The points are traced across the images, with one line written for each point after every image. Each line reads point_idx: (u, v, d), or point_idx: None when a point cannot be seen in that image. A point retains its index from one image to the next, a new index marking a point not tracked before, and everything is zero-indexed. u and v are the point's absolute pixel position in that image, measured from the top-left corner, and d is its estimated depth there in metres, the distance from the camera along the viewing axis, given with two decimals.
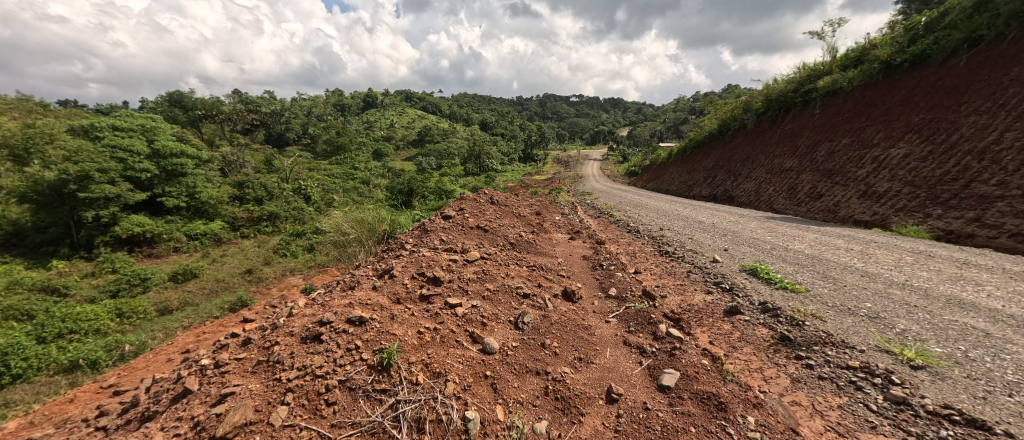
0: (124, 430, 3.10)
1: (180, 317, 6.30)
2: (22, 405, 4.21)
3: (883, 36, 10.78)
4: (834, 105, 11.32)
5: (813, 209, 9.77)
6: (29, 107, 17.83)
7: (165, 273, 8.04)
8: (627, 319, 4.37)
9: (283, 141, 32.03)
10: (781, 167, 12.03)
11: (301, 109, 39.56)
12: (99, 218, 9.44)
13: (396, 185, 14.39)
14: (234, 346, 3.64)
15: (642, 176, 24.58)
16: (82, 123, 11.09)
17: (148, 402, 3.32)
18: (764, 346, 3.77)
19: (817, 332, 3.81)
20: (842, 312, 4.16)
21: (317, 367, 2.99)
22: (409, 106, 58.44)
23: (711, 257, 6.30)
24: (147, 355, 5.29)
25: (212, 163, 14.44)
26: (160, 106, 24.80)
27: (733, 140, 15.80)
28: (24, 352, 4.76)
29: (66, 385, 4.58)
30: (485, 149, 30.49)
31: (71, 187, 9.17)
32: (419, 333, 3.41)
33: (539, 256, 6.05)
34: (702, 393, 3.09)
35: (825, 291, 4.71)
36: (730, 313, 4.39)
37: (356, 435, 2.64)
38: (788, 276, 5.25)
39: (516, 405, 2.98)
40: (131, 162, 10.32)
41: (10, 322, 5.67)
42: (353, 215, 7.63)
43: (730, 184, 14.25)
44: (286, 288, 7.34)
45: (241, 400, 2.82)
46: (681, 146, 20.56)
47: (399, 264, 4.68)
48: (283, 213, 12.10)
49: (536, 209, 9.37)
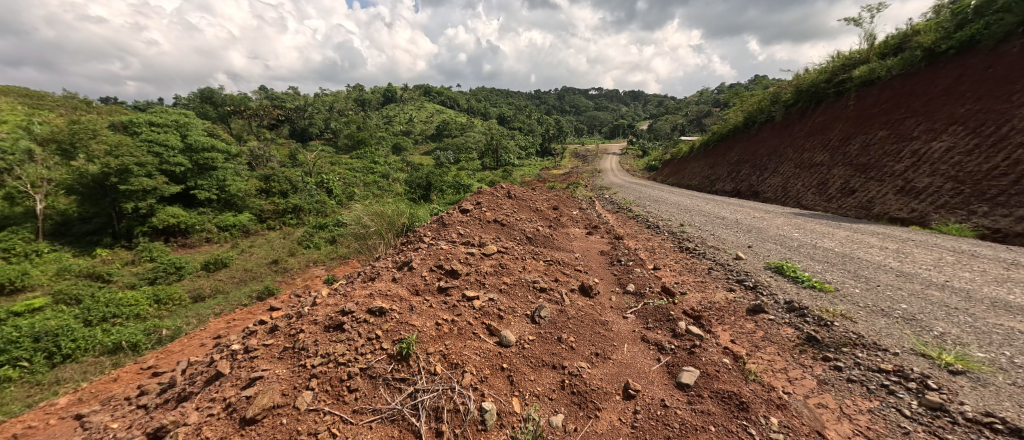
0: (162, 409, 3.27)
1: (212, 304, 6.59)
2: (72, 383, 4.52)
3: (927, 22, 10.15)
4: (870, 96, 10.77)
5: (845, 206, 9.37)
6: (75, 105, 18.99)
7: (198, 263, 8.41)
8: (645, 315, 4.32)
9: (306, 136, 32.98)
10: (811, 161, 11.55)
11: (323, 105, 40.41)
12: (138, 210, 9.92)
13: (414, 178, 14.62)
14: (262, 333, 3.79)
15: (663, 171, 24.08)
16: (122, 119, 11.69)
17: (184, 383, 3.50)
18: (788, 346, 3.66)
19: (847, 333, 3.68)
20: (874, 313, 3.99)
21: (340, 355, 3.08)
22: (428, 101, 58.98)
23: (734, 254, 6.14)
24: (182, 340, 5.54)
25: (240, 157, 15.00)
26: (194, 105, 27.32)
27: (759, 133, 15.26)
28: (73, 334, 5.09)
29: (110, 365, 4.89)
30: (502, 142, 30.49)
31: (112, 180, 9.69)
32: (437, 324, 3.47)
33: (556, 251, 6.03)
34: (723, 392, 3.04)
35: (856, 291, 4.52)
36: (754, 312, 4.28)
37: (377, 422, 2.72)
38: (817, 275, 5.06)
39: (532, 398, 3.01)
40: (166, 156, 10.79)
41: (60, 305, 6.07)
42: (373, 208, 7.74)
43: (756, 178, 13.78)
44: (310, 278, 7.59)
45: (269, 384, 2.93)
46: (704, 139, 20.01)
47: (418, 256, 4.75)
48: (306, 206, 12.46)
49: (553, 204, 9.34)
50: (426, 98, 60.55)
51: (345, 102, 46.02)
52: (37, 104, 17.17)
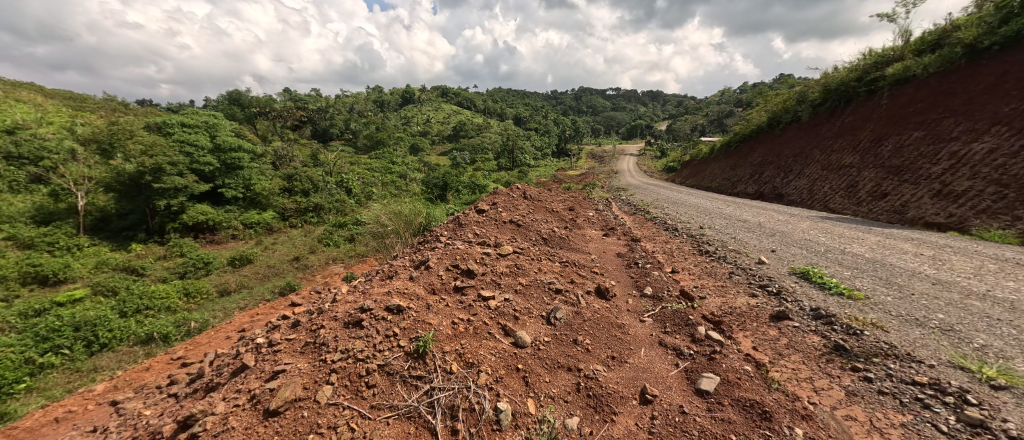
0: (191, 398, 3.40)
1: (237, 298, 6.81)
2: (108, 371, 4.75)
3: (968, 16, 9.66)
4: (904, 94, 10.33)
5: (876, 209, 8.98)
6: (113, 107, 20.01)
7: (224, 258, 8.71)
8: (662, 319, 4.25)
9: (327, 136, 33.80)
10: (839, 163, 11.13)
11: (344, 106, 41.30)
12: (170, 207, 10.33)
13: (430, 178, 14.79)
14: (285, 327, 3.89)
15: (682, 172, 23.64)
16: (156, 120, 12.24)
17: (212, 374, 3.63)
18: (814, 355, 3.53)
19: (877, 343, 3.53)
20: (908, 322, 3.82)
21: (359, 351, 3.14)
22: (446, 102, 59.33)
23: (756, 258, 5.97)
24: (210, 332, 5.75)
25: (265, 157, 15.48)
26: (222, 106, 28.32)
27: (784, 134, 14.79)
28: (109, 324, 5.34)
29: (143, 355, 5.12)
30: (519, 143, 30.50)
31: (147, 178, 10.13)
32: (453, 323, 3.50)
33: (572, 252, 5.99)
34: (745, 400, 2.96)
35: (888, 299, 4.33)
36: (777, 318, 4.16)
37: (394, 418, 2.75)
38: (845, 281, 4.87)
39: (547, 400, 3.00)
40: (196, 156, 11.22)
41: (98, 297, 6.40)
42: (390, 207, 7.84)
43: (780, 181, 13.36)
44: (329, 275, 7.77)
45: (291, 377, 3.00)
46: (725, 140, 19.55)
47: (435, 255, 4.79)
48: (327, 205, 12.76)
49: (569, 205, 9.28)
50: (444, 99, 61.07)
51: (365, 103, 46.87)
52: (79, 107, 18.18)
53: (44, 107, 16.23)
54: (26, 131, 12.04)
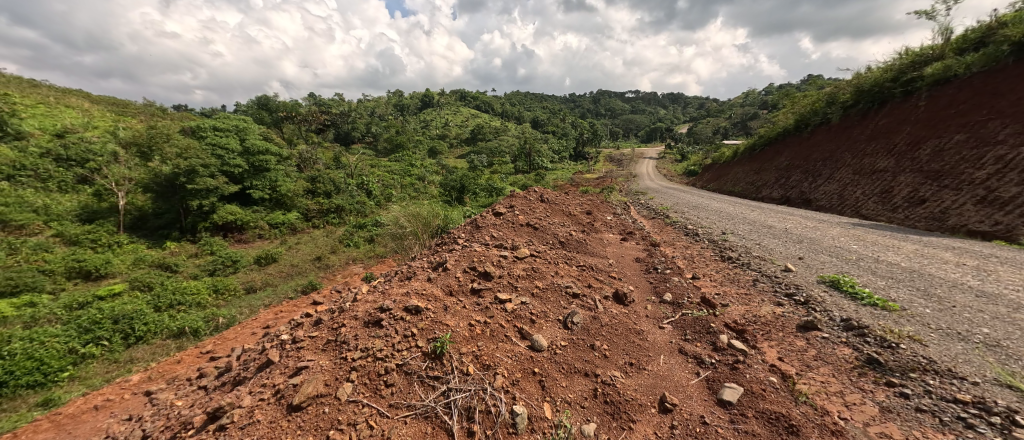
0: (219, 390, 3.53)
1: (262, 296, 7.03)
2: (143, 363, 4.99)
3: (1015, 13, 9.17)
4: (945, 95, 9.83)
5: (913, 216, 8.55)
6: (152, 112, 21.07)
7: (251, 257, 9.02)
8: (683, 326, 4.16)
9: (349, 139, 34.67)
10: (872, 167, 10.67)
11: (366, 110, 42.26)
12: (201, 207, 10.77)
13: (448, 181, 14.96)
14: (308, 325, 3.99)
15: (703, 176, 23.15)
16: (191, 124, 12.82)
17: (239, 368, 3.75)
18: (845, 368, 3.38)
19: (915, 357, 3.36)
20: (949, 336, 3.61)
21: (378, 350, 3.18)
22: (465, 105, 59.85)
23: (782, 265, 5.78)
24: (236, 328, 5.95)
25: (291, 160, 15.97)
26: (251, 111, 29.46)
27: (813, 137, 14.29)
28: (145, 318, 5.61)
29: (175, 348, 5.36)
30: (536, 146, 30.47)
31: (181, 179, 10.63)
32: (470, 325, 3.52)
33: (589, 256, 5.95)
34: (770, 412, 2.86)
35: (926, 311, 4.11)
36: (805, 328, 4.00)
37: (411, 417, 2.78)
38: (879, 291, 4.66)
39: (563, 405, 2.97)
40: (227, 159, 11.67)
41: (134, 291, 6.74)
42: (409, 209, 7.96)
43: (808, 185, 12.88)
44: (349, 275, 7.95)
45: (313, 374, 3.07)
46: (749, 144, 19.05)
47: (453, 257, 4.84)
48: (348, 206, 13.07)
49: (587, 208, 9.20)
50: (463, 102, 61.61)
51: (386, 107, 47.79)
52: (120, 112, 19.24)
53: (91, 112, 17.25)
54: (73, 135, 12.81)
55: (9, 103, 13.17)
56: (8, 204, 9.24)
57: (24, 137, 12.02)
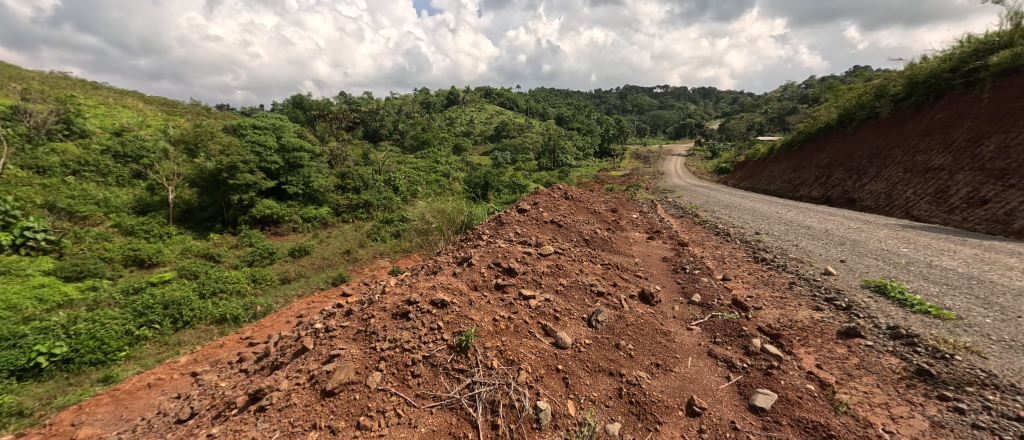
0: (259, 374, 3.71)
1: (295, 287, 7.35)
2: (189, 346, 5.34)
3: None
4: (1013, 86, 9.04)
5: (973, 218, 7.92)
6: (197, 111, 22.37)
7: (285, 249, 9.42)
8: (712, 328, 4.04)
9: (377, 136, 35.62)
10: (926, 166, 9.95)
11: (393, 108, 43.22)
12: (242, 201, 11.33)
13: (473, 178, 15.10)
14: (340, 315, 4.13)
15: (736, 173, 22.28)
16: (232, 122, 13.48)
17: (276, 354, 3.93)
18: (891, 378, 3.19)
19: (971, 370, 3.13)
20: (1011, 349, 3.34)
21: (405, 341, 3.26)
22: (490, 103, 60.15)
23: (822, 268, 5.50)
24: (273, 316, 6.24)
25: (322, 156, 16.55)
26: (287, 110, 30.77)
27: (858, 132, 13.46)
28: (192, 304, 5.98)
29: (217, 333, 5.69)
30: (561, 143, 30.24)
31: (223, 175, 11.24)
32: (495, 320, 3.54)
33: (614, 254, 5.86)
34: (807, 421, 2.75)
35: (986, 320, 3.82)
36: (847, 335, 3.79)
37: (437, 408, 2.84)
38: (930, 298, 4.36)
39: (587, 403, 2.96)
40: (264, 155, 12.12)
41: (182, 279, 7.22)
42: (435, 205, 8.11)
43: (851, 183, 12.16)
44: (376, 269, 8.17)
45: (345, 361, 3.18)
46: (787, 140, 18.18)
47: (477, 253, 4.87)
48: (376, 201, 13.44)
49: (612, 206, 9.04)
50: (488, 99, 61.85)
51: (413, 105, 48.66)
52: (169, 111, 20.54)
53: (145, 111, 18.54)
54: (128, 133, 13.80)
55: (73, 104, 14.33)
56: (74, 197, 10.06)
57: (87, 135, 13.06)
